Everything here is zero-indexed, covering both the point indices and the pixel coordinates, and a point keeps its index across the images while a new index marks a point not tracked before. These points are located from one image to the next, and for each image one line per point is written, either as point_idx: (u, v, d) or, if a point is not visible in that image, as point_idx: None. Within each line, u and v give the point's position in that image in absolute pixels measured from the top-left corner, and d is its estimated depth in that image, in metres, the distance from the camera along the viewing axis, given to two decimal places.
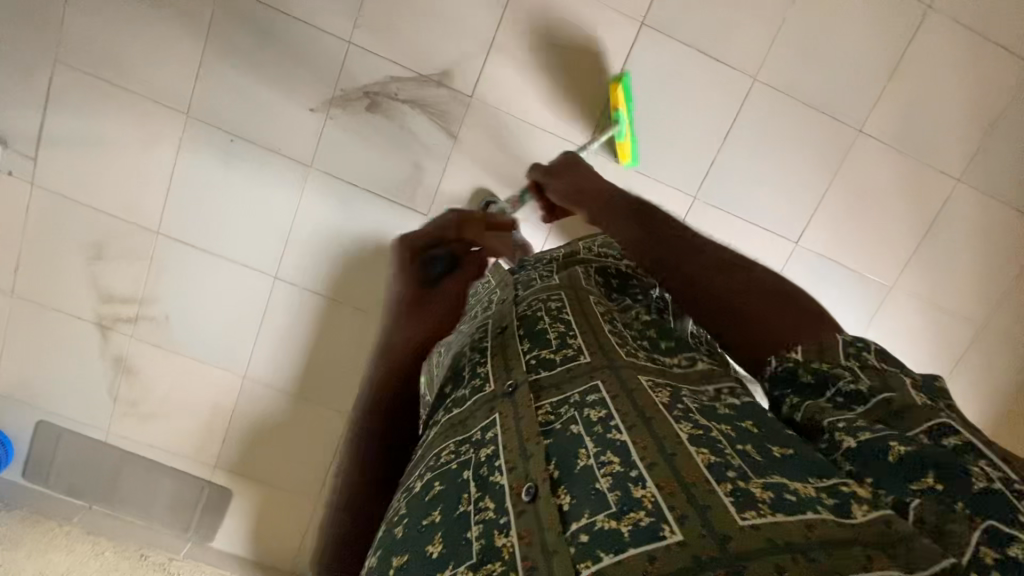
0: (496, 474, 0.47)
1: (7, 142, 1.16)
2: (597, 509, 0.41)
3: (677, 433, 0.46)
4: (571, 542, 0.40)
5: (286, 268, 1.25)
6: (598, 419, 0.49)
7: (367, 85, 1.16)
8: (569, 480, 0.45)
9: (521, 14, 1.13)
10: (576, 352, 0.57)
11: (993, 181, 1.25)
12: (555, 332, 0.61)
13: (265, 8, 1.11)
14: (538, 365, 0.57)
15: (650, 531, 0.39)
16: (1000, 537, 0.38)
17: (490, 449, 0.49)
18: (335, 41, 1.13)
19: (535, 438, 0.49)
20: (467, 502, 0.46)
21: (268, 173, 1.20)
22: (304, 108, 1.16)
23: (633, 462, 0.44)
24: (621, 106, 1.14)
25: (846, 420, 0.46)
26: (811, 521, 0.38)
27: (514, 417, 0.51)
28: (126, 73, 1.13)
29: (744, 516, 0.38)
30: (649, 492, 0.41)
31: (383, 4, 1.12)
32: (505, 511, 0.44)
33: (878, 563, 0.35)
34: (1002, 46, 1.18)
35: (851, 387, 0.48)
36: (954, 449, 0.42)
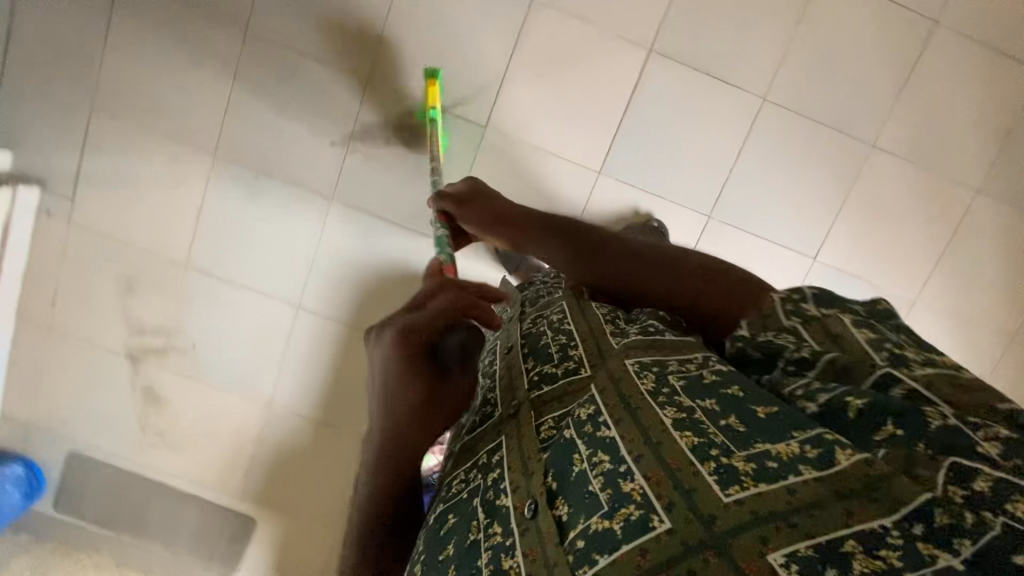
0: (501, 497, 0.51)
1: (48, 183, 1.22)
2: (591, 512, 0.45)
3: (661, 421, 0.49)
4: (569, 549, 0.44)
5: (308, 297, 1.28)
6: (587, 417, 0.52)
7: (386, 119, 1.20)
8: (565, 488, 0.48)
9: (533, 45, 1.17)
10: (577, 366, 0.62)
11: (1015, 191, 1.24)
12: (557, 345, 0.67)
13: (289, 51, 1.17)
14: (542, 381, 0.62)
15: (642, 523, 0.42)
16: (966, 474, 0.38)
17: (496, 473, 0.54)
18: (355, 78, 1.18)
19: (535, 455, 0.53)
20: (476, 529, 0.51)
21: (291, 205, 1.24)
22: (326, 142, 1.21)
23: (622, 456, 0.47)
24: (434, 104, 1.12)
25: (803, 386, 0.49)
26: (792, 486, 0.40)
27: (518, 438, 0.56)
28: (158, 115, 1.19)
29: (727, 493, 0.41)
30: (638, 484, 0.44)
31: (400, 42, 1.17)
32: (509, 533, 0.48)
33: (856, 516, 0.38)
34: (1014, 57, 1.18)
35: (797, 355, 0.51)
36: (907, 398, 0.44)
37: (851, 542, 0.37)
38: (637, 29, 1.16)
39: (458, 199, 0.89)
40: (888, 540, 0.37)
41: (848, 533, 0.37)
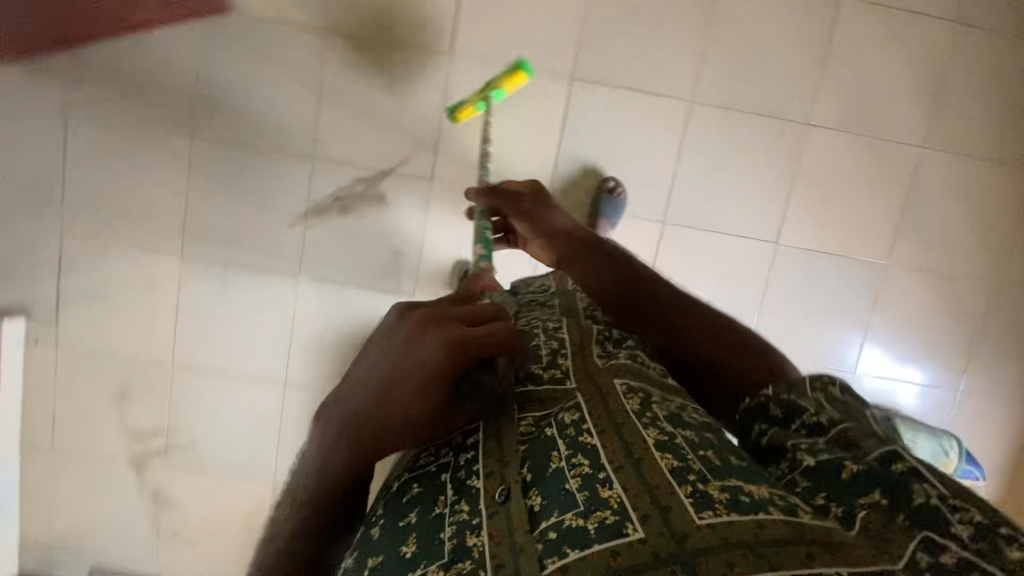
0: (472, 478, 0.49)
1: (32, 312, 1.28)
2: (566, 508, 0.45)
3: (644, 440, 0.49)
4: (540, 538, 0.43)
5: (294, 373, 1.31)
6: (571, 421, 0.52)
7: (336, 192, 1.25)
8: (540, 483, 0.48)
9: (461, 96, 1.22)
10: (563, 376, 0.58)
11: (959, 141, 1.24)
12: (547, 348, 0.63)
13: (234, 147, 1.23)
14: (527, 378, 0.59)
15: (615, 528, 0.42)
16: (935, 548, 0.42)
17: (469, 454, 0.52)
18: (300, 160, 1.24)
19: (514, 445, 0.52)
20: (443, 504, 0.49)
21: (262, 289, 1.28)
22: (285, 224, 1.26)
23: (602, 465, 0.47)
24: (504, 87, 1.11)
25: (807, 444, 0.52)
26: (762, 521, 0.41)
27: (497, 423, 0.54)
28: (124, 230, 1.25)
29: (700, 516, 0.42)
30: (615, 492, 0.45)
31: (335, 119, 1.22)
32: (477, 513, 0.46)
33: (817, 560, 0.39)
34: (926, 13, 1.21)
35: (815, 420, 0.54)
36: (901, 469, 0.47)
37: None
38: (556, 61, 1.21)
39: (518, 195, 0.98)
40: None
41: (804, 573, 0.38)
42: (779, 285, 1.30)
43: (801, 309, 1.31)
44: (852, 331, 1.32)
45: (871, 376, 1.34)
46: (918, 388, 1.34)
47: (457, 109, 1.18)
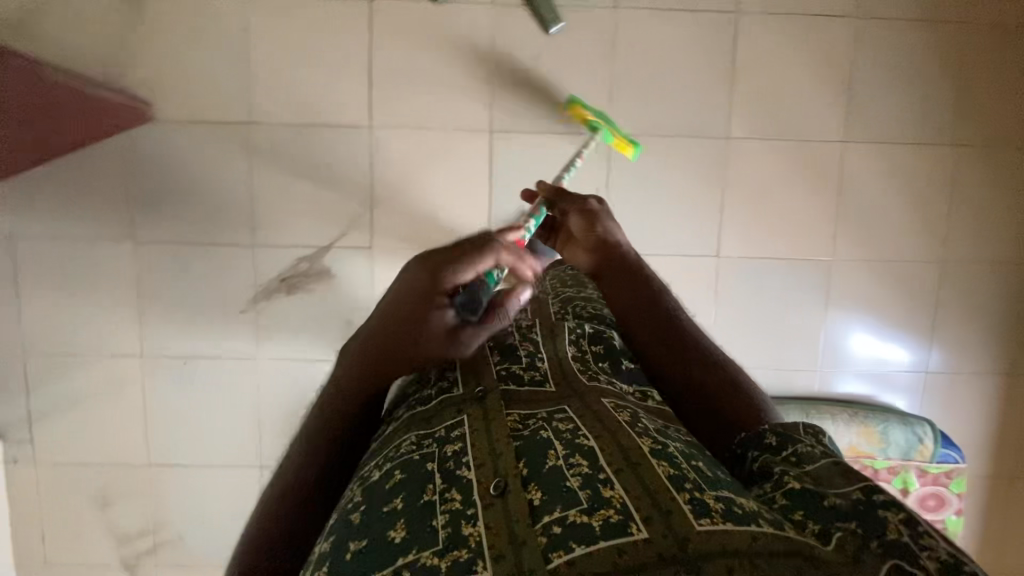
0: (463, 469, 0.59)
1: (6, 434, 1.31)
2: (570, 504, 0.53)
3: (639, 446, 0.60)
4: (544, 531, 0.51)
5: (267, 454, 1.33)
6: (567, 430, 0.64)
7: (280, 273, 1.28)
8: (538, 478, 0.57)
9: (388, 164, 1.26)
10: (542, 380, 0.73)
11: (880, 128, 1.26)
12: (525, 354, 0.79)
13: (177, 246, 1.27)
14: (509, 379, 0.73)
15: (621, 526, 0.50)
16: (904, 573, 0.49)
17: (456, 445, 0.62)
18: (242, 248, 1.27)
19: (505, 440, 0.62)
20: (431, 491, 0.57)
21: (224, 376, 1.30)
22: (237, 312, 1.28)
23: (602, 467, 0.57)
24: (616, 140, 1.20)
25: (793, 469, 0.61)
26: (755, 533, 0.49)
27: (484, 423, 0.65)
28: (83, 341, 1.29)
29: (700, 522, 0.50)
30: (618, 494, 0.54)
31: (269, 204, 1.26)
32: (471, 503, 0.55)
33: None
34: (827, 13, 1.22)
35: (808, 449, 0.63)
36: (878, 502, 0.55)
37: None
38: (473, 116, 1.25)
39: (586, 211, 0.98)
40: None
41: None
42: (728, 296, 1.31)
43: (757, 313, 1.32)
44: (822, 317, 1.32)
45: (861, 351, 1.33)
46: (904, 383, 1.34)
47: (581, 106, 1.18)
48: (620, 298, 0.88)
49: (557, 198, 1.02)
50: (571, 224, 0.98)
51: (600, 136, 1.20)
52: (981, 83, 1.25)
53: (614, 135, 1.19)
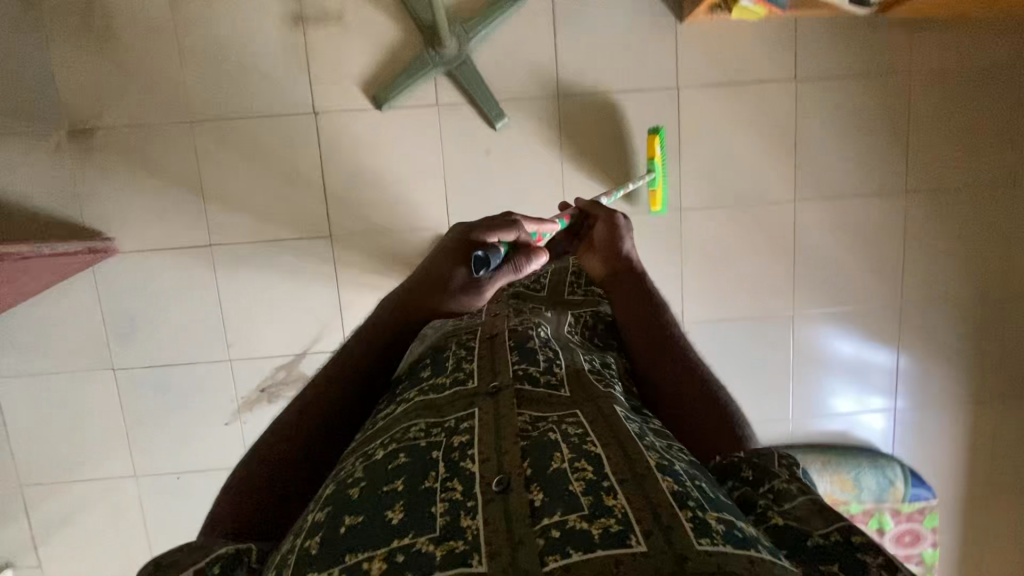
0: (468, 463, 0.53)
1: (15, 561, 1.35)
2: (569, 509, 0.47)
3: (647, 460, 0.53)
4: (540, 533, 0.45)
5: None
6: (575, 435, 0.56)
7: (260, 384, 1.31)
8: (542, 479, 0.50)
9: (352, 269, 1.28)
10: (557, 384, 0.65)
11: (828, 184, 1.29)
12: (544, 356, 0.68)
13: (156, 368, 1.29)
14: (524, 378, 0.64)
15: (618, 537, 0.44)
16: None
17: (464, 437, 0.56)
18: (219, 363, 1.30)
19: (512, 438, 0.55)
20: (433, 477, 0.52)
21: (217, 485, 1.34)
22: (222, 424, 1.32)
23: (606, 475, 0.51)
24: (656, 186, 1.23)
25: (775, 504, 0.55)
26: (754, 557, 0.44)
27: (495, 413, 0.59)
28: (76, 466, 1.32)
29: (700, 542, 0.44)
30: (619, 504, 0.48)
31: (241, 319, 1.28)
32: (472, 496, 0.50)
33: None
34: (766, 81, 1.24)
35: (783, 486, 0.56)
36: (856, 543, 0.49)
37: None
38: (430, 215, 1.26)
39: (612, 222, 1.00)
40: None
41: None
42: None
43: (724, 370, 1.35)
44: (796, 356, 1.35)
45: (847, 351, 1.36)
46: (882, 413, 1.39)
47: (659, 139, 1.19)
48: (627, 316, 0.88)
49: (590, 207, 1.05)
50: (595, 233, 1.01)
51: (649, 178, 1.22)
52: (922, 131, 1.28)
53: (658, 184, 1.22)
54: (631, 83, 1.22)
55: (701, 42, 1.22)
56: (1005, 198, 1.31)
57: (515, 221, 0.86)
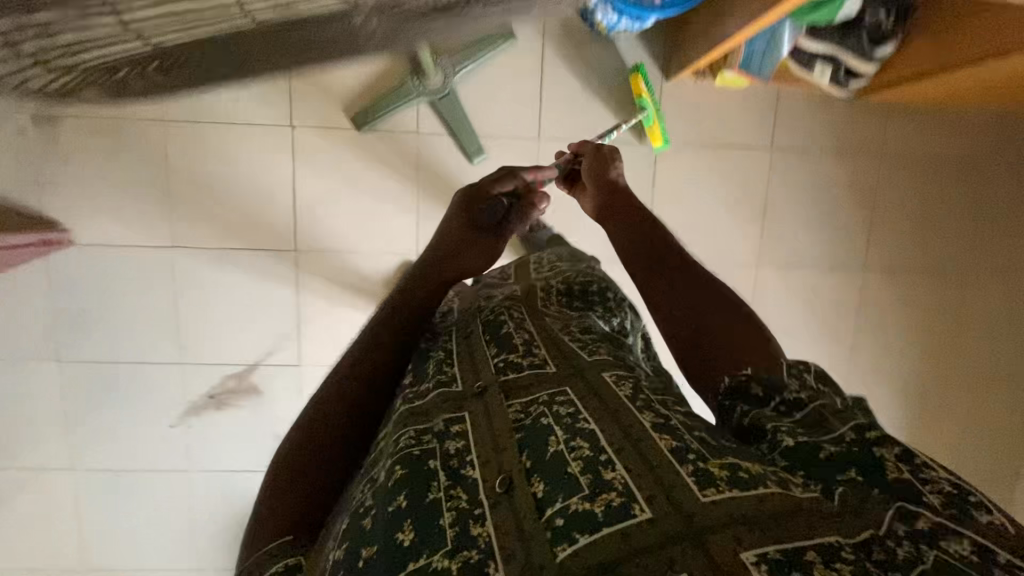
0: (469, 467, 0.51)
1: None
2: (570, 492, 0.46)
3: (639, 422, 0.52)
4: (547, 526, 0.44)
5: (204, 556, 1.36)
6: (567, 413, 0.55)
7: (209, 390, 1.29)
8: (541, 468, 0.49)
9: (313, 287, 1.27)
10: (542, 363, 0.63)
11: (792, 251, 1.32)
12: (521, 340, 0.67)
13: (103, 364, 1.27)
14: (507, 369, 0.63)
15: (623, 509, 0.44)
16: (912, 515, 0.44)
17: (461, 444, 0.54)
18: (169, 366, 1.28)
19: (507, 434, 0.54)
20: (437, 487, 0.50)
21: (156, 485, 1.32)
22: (167, 426, 1.30)
23: (603, 447, 0.50)
24: (653, 123, 1.19)
25: (786, 425, 0.54)
26: (761, 494, 0.44)
27: (485, 418, 0.56)
28: (11, 454, 1.29)
29: (705, 494, 0.44)
30: (618, 475, 0.47)
31: (196, 324, 1.27)
32: (479, 503, 0.48)
33: (818, 531, 0.42)
34: (742, 147, 1.27)
35: (794, 396, 0.57)
36: (873, 440, 0.50)
37: (813, 552, 0.41)
38: (398, 241, 1.27)
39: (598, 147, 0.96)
40: (842, 554, 0.41)
41: (810, 545, 0.41)
42: None
43: None
44: None
45: None
46: None
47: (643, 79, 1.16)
48: (630, 240, 0.83)
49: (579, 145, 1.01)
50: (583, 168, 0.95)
51: (643, 117, 1.18)
52: (888, 212, 1.31)
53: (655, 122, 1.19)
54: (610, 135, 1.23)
55: (680, 105, 1.25)
56: (961, 286, 1.35)
57: (512, 171, 0.93)
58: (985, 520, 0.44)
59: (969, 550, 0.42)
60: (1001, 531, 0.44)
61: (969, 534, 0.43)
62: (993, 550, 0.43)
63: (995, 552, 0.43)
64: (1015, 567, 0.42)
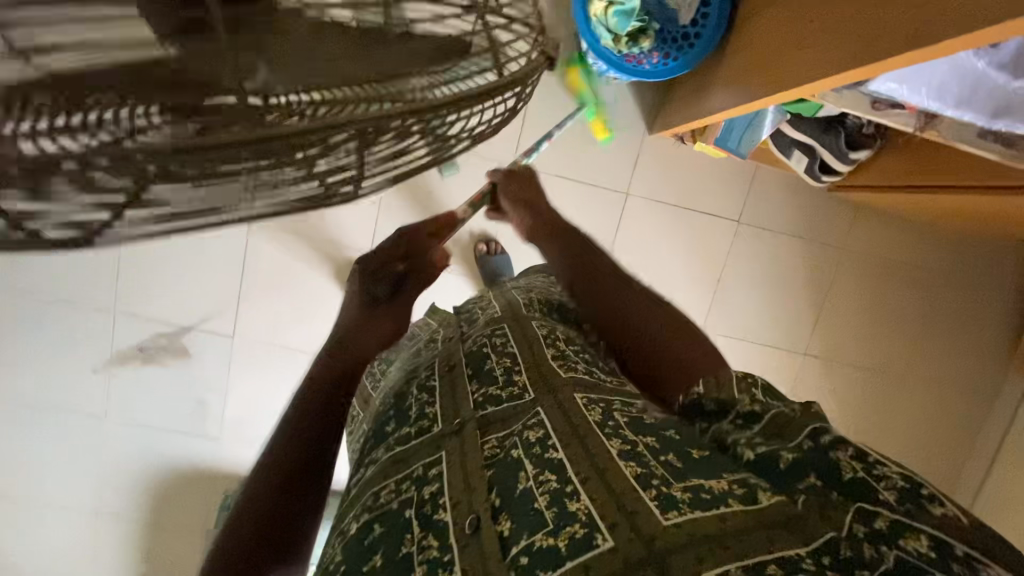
0: (441, 511, 0.44)
1: None
2: (535, 528, 0.40)
3: (608, 449, 0.44)
4: (511, 567, 0.39)
5: (102, 504, 1.32)
6: (537, 439, 0.47)
7: (139, 343, 1.28)
8: (509, 504, 0.42)
9: (261, 263, 1.27)
10: (520, 391, 0.54)
11: (746, 323, 1.32)
12: (501, 367, 0.58)
13: (36, 297, 1.25)
14: (485, 402, 0.54)
15: (585, 542, 0.38)
16: (870, 514, 0.39)
17: (434, 486, 0.46)
18: (101, 313, 1.26)
19: (478, 470, 0.46)
20: (410, 541, 0.44)
21: (66, 427, 1.30)
22: (90, 370, 1.28)
23: (569, 478, 0.43)
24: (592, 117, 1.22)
25: (746, 437, 0.48)
26: (724, 513, 0.38)
27: (460, 452, 0.49)
28: None
29: (667, 515, 0.38)
30: (583, 505, 0.40)
31: (136, 277, 1.26)
32: (449, 548, 0.41)
33: (778, 543, 0.37)
34: (711, 214, 1.28)
35: (748, 409, 0.51)
36: (828, 444, 0.44)
37: (773, 565, 0.35)
38: (354, 236, 1.28)
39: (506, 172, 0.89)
40: (804, 564, 0.36)
41: (772, 558, 0.36)
42: None
43: None
44: None
45: None
46: None
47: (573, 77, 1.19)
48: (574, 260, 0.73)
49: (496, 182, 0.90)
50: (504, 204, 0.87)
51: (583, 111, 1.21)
52: (837, 308, 1.32)
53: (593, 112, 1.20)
54: (585, 176, 1.25)
55: (657, 162, 1.25)
56: (904, 393, 1.35)
57: (417, 237, 0.80)
58: (940, 512, 0.39)
59: (927, 547, 0.37)
60: (956, 521, 0.38)
61: (925, 529, 0.38)
62: (950, 544, 0.37)
63: (951, 545, 0.37)
64: (974, 560, 0.36)
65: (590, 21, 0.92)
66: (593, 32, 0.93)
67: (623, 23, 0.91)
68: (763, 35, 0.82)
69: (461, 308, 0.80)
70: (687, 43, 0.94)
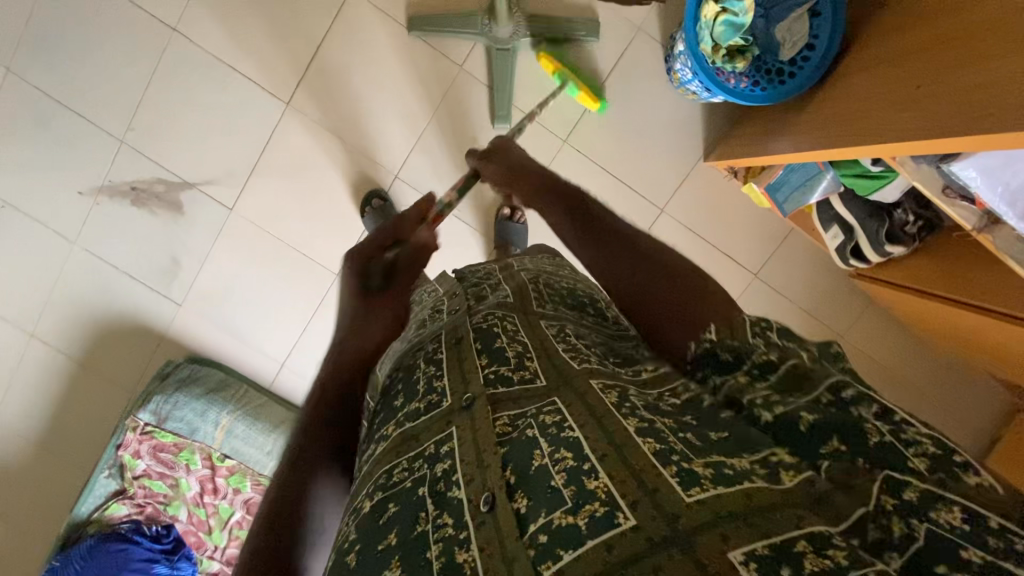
0: (455, 488, 0.44)
1: None
2: (555, 506, 0.39)
3: (624, 425, 0.43)
4: (530, 545, 0.38)
5: (42, 328, 1.27)
6: (553, 421, 0.46)
7: (135, 182, 1.23)
8: (526, 483, 0.42)
9: (286, 145, 1.23)
10: (533, 375, 0.53)
11: None
12: (513, 351, 0.56)
13: (48, 99, 1.19)
14: (497, 381, 0.52)
15: (606, 520, 0.37)
16: (899, 486, 0.37)
17: (447, 464, 0.46)
18: (109, 138, 1.21)
19: (491, 446, 0.45)
20: (425, 520, 0.43)
21: (32, 239, 1.24)
22: (74, 192, 1.23)
23: (587, 455, 0.41)
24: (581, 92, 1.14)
25: (763, 396, 0.44)
26: (747, 489, 0.37)
27: (472, 430, 0.47)
28: None
29: (689, 492, 0.37)
30: (603, 483, 0.39)
31: (158, 116, 1.21)
32: (464, 526, 0.41)
33: (807, 520, 0.36)
34: (733, 257, 1.27)
35: (763, 359, 0.46)
36: (850, 401, 0.41)
37: (803, 542, 0.35)
38: (386, 154, 1.25)
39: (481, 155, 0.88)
40: (835, 542, 0.35)
41: (801, 535, 0.35)
42: None
43: None
44: None
45: None
46: None
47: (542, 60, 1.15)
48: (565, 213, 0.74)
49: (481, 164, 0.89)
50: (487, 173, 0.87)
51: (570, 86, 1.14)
52: None
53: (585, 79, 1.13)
54: (630, 174, 1.23)
55: (702, 187, 1.24)
56: None
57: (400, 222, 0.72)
58: (975, 482, 0.37)
59: (959, 519, 0.35)
60: (992, 491, 0.36)
61: (958, 500, 0.36)
62: (986, 516, 0.35)
63: (986, 516, 0.35)
64: (1010, 533, 0.35)
65: (698, 21, 0.91)
66: (696, 33, 0.92)
67: (729, 35, 0.90)
68: (858, 92, 0.82)
69: (468, 278, 0.77)
70: (779, 79, 0.93)
